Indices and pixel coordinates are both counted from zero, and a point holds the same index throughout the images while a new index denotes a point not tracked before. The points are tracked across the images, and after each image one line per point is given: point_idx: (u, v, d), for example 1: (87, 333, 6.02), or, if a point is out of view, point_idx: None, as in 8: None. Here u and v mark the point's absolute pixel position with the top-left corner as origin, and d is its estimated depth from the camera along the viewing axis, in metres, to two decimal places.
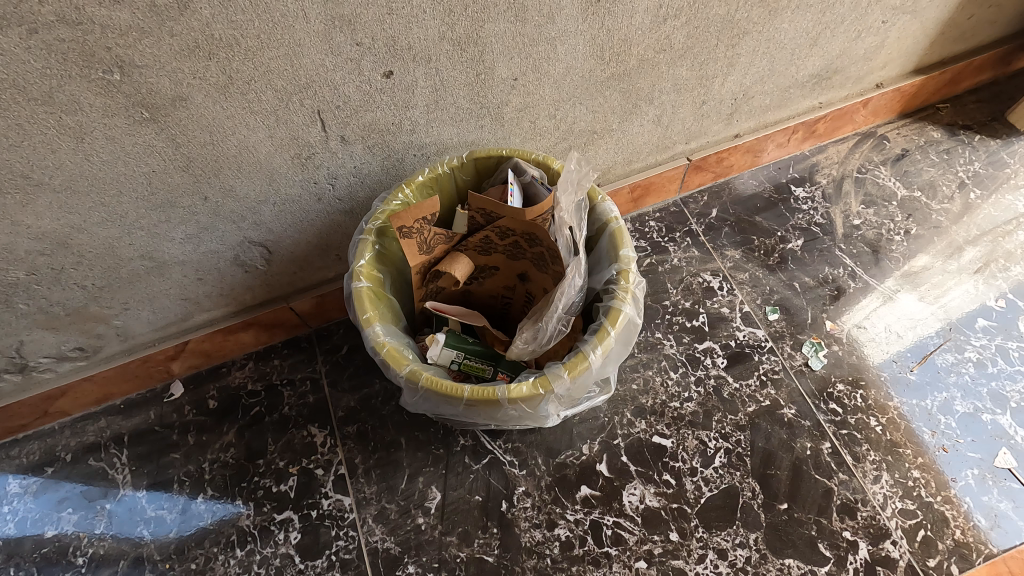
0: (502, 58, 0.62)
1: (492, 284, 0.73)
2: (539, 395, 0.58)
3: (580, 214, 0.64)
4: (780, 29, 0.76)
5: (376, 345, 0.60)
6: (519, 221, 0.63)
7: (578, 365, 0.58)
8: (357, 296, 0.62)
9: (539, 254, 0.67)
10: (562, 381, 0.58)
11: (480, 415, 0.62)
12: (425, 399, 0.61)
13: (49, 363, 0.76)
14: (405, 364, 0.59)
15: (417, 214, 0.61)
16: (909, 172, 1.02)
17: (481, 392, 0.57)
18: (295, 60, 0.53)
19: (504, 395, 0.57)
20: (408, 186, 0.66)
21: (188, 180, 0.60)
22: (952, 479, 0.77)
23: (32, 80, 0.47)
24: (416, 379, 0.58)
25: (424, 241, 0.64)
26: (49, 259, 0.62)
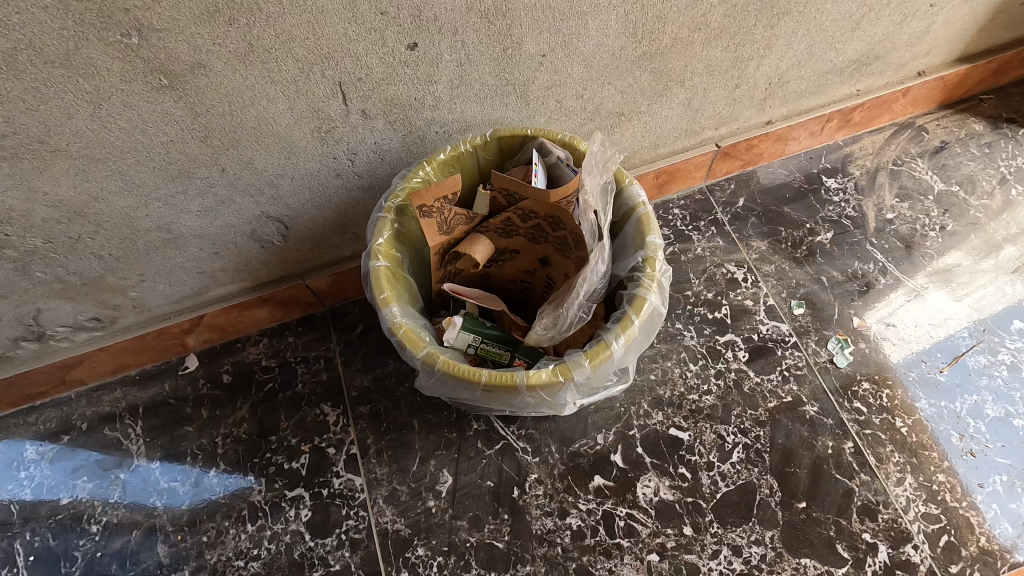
0: (531, 32, 0.60)
1: (512, 267, 0.72)
2: (558, 383, 0.56)
3: (606, 198, 0.62)
4: (824, 9, 0.73)
5: (392, 326, 0.59)
6: (542, 203, 0.61)
7: (600, 353, 0.56)
8: (375, 275, 0.61)
9: (562, 238, 0.65)
10: (583, 369, 0.56)
11: (496, 401, 0.61)
12: (440, 382, 0.60)
13: (65, 332, 0.76)
14: (422, 346, 0.58)
15: (438, 193, 0.59)
16: (947, 165, 0.98)
17: (499, 377, 0.56)
18: (317, 29, 0.51)
19: (522, 381, 0.56)
20: (429, 164, 0.64)
21: (206, 150, 0.59)
22: (978, 484, 0.75)
23: (49, 42, 0.45)
24: (433, 362, 0.57)
25: (444, 221, 0.62)
26: (66, 227, 0.62)
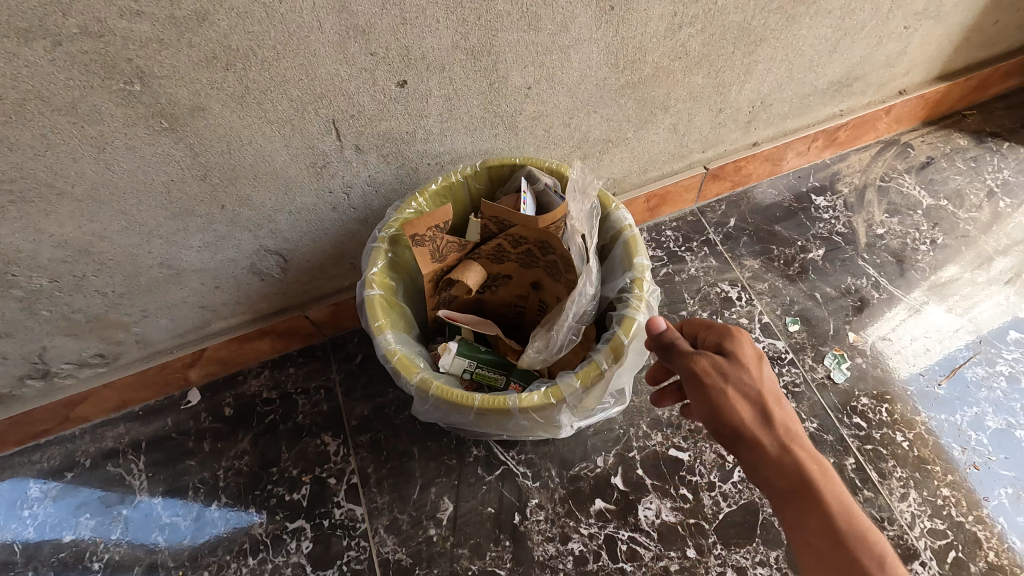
0: (516, 67, 0.62)
1: (505, 292, 0.73)
2: (549, 405, 0.57)
3: (592, 222, 0.63)
4: (800, 34, 0.75)
5: (386, 353, 0.59)
6: (531, 229, 0.63)
7: (590, 375, 0.57)
8: (369, 303, 0.62)
9: (552, 263, 0.66)
10: (574, 390, 0.57)
11: (492, 425, 0.62)
12: (435, 408, 0.61)
13: (70, 369, 0.77)
14: (416, 373, 0.58)
15: (429, 223, 0.61)
16: (935, 180, 0.99)
17: (492, 401, 0.56)
18: (310, 71, 0.54)
19: (514, 404, 0.56)
20: (421, 195, 0.66)
21: (206, 188, 0.61)
22: (984, 497, 0.74)
23: (55, 91, 0.48)
24: (426, 388, 0.58)
25: (436, 249, 0.64)
26: (71, 266, 0.63)
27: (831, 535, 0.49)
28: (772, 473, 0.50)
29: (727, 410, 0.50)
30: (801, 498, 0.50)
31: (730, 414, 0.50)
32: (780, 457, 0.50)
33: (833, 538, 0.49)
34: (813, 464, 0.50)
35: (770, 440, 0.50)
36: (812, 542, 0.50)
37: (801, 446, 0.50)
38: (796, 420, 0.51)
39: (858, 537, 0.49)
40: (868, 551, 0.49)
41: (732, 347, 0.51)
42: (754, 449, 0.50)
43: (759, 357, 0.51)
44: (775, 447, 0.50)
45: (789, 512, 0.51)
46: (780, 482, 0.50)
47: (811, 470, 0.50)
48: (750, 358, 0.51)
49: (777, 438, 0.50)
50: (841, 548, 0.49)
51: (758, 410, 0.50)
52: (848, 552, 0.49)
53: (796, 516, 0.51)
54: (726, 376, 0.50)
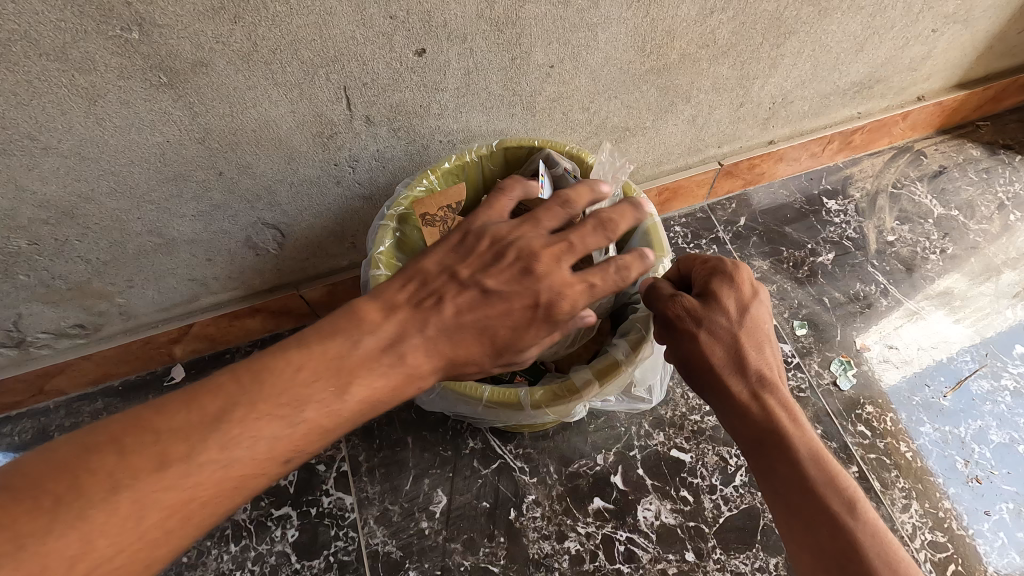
0: (540, 43, 0.59)
1: None
2: (564, 403, 0.55)
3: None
4: (829, 30, 0.73)
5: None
6: None
7: (608, 372, 0.55)
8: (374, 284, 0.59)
9: None
10: (591, 388, 0.54)
11: (500, 418, 0.60)
12: (441, 398, 0.59)
13: (47, 339, 0.73)
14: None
15: (440, 202, 0.63)
16: (947, 190, 0.98)
17: (503, 395, 0.54)
18: (324, 31, 0.50)
19: (527, 400, 0.54)
20: (433, 173, 0.64)
21: (204, 152, 0.57)
22: (984, 511, 0.73)
23: (45, 34, 0.44)
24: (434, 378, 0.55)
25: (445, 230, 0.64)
26: (53, 229, 0.59)
27: (801, 486, 0.46)
28: (738, 419, 0.49)
29: (698, 349, 0.50)
30: (768, 451, 0.48)
31: (702, 353, 0.49)
32: (749, 404, 0.49)
33: (802, 489, 0.46)
34: (786, 413, 0.48)
35: (741, 387, 0.49)
36: (779, 496, 0.47)
37: (773, 395, 0.49)
38: (774, 371, 0.50)
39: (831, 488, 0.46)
40: (839, 499, 0.45)
41: (715, 284, 0.50)
42: (722, 394, 0.50)
43: (751, 296, 0.50)
44: (746, 393, 0.49)
45: (757, 463, 0.49)
46: (747, 430, 0.49)
47: (780, 420, 0.48)
48: (734, 301, 0.50)
49: (749, 385, 0.49)
50: (811, 498, 0.46)
51: (732, 353, 0.49)
52: (815, 503, 0.45)
53: (762, 466, 0.48)
54: (699, 314, 0.50)
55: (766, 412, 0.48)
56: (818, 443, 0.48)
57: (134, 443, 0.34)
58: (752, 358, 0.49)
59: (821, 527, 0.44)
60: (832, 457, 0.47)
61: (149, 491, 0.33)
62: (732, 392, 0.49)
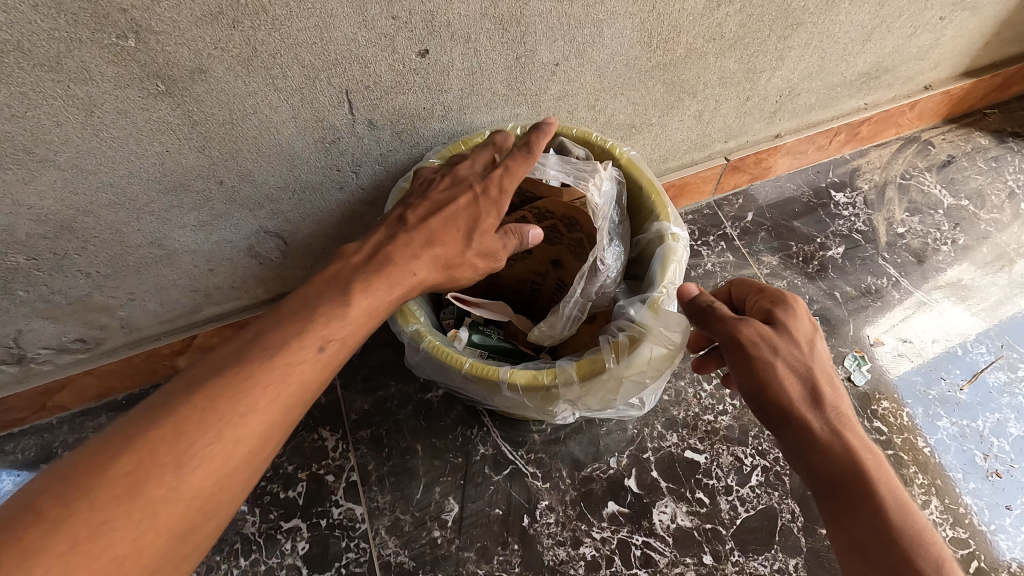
0: (545, 40, 0.58)
1: (524, 268, 0.70)
2: (537, 387, 0.54)
3: (611, 203, 0.61)
4: (837, 20, 0.72)
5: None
6: (559, 203, 0.63)
7: (592, 370, 0.54)
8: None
9: (578, 241, 0.65)
10: (571, 380, 0.54)
11: (477, 396, 0.60)
12: (425, 366, 0.59)
13: (48, 355, 0.71)
14: (416, 324, 0.58)
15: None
16: (956, 180, 0.97)
17: (480, 368, 0.55)
18: (325, 33, 0.49)
19: (503, 376, 0.54)
20: (465, 146, 0.63)
21: (204, 161, 0.56)
22: (1006, 506, 0.72)
23: (38, 44, 0.42)
24: (418, 341, 0.57)
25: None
26: (51, 242, 0.58)
27: (880, 529, 0.45)
28: (815, 456, 0.47)
29: (775, 379, 0.47)
30: (849, 493, 0.47)
31: (779, 388, 0.47)
32: (830, 441, 0.47)
33: (882, 533, 0.45)
34: (864, 450, 0.47)
35: (819, 421, 0.47)
36: (853, 538, 0.46)
37: (851, 434, 0.48)
38: (846, 407, 0.49)
39: (917, 541, 0.44)
40: (916, 540, 0.44)
41: (782, 314, 0.49)
42: (799, 429, 0.48)
43: (811, 329, 0.49)
44: (825, 431, 0.47)
45: (829, 502, 0.48)
46: (826, 468, 0.47)
47: (864, 459, 0.47)
48: (803, 331, 0.49)
49: (826, 421, 0.47)
50: (892, 543, 0.44)
51: (807, 384, 0.48)
52: (895, 547, 0.44)
53: (842, 510, 0.47)
54: (778, 345, 0.48)
55: (847, 450, 0.47)
56: (894, 484, 0.47)
57: (214, 396, 0.41)
58: (827, 395, 0.48)
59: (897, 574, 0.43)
60: (908, 498, 0.47)
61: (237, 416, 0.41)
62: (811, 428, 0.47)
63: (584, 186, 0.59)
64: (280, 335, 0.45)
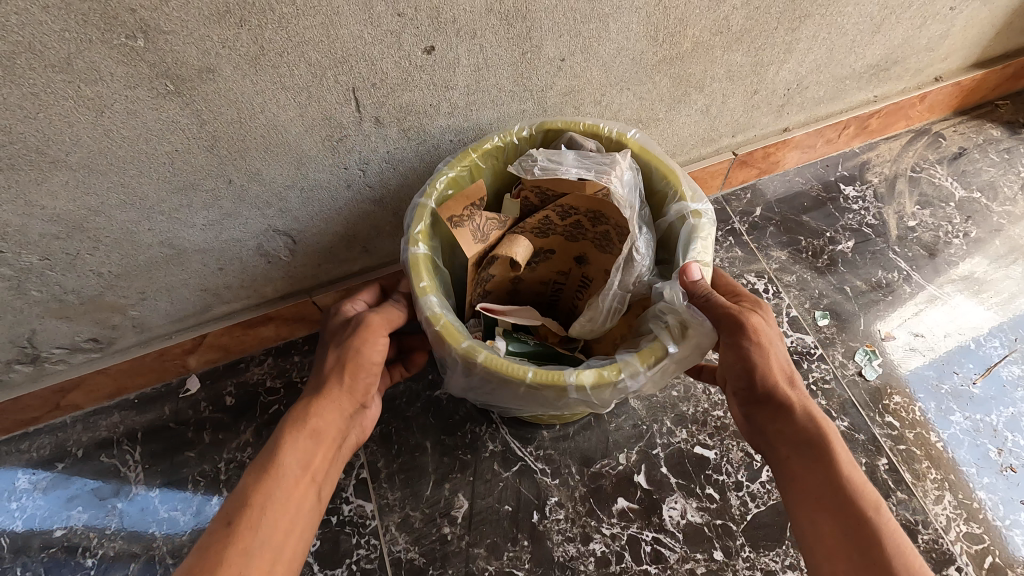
0: (551, 35, 0.58)
1: (546, 268, 0.71)
2: (606, 386, 0.52)
3: (633, 191, 0.59)
4: (845, 12, 0.71)
5: (432, 315, 0.54)
6: (582, 199, 0.60)
7: (657, 356, 0.53)
8: (413, 262, 0.57)
9: (602, 233, 0.64)
10: (638, 370, 0.52)
11: (534, 404, 0.56)
12: (475, 382, 0.56)
13: (61, 354, 0.72)
14: (464, 341, 0.54)
15: (465, 200, 0.59)
16: (967, 172, 0.96)
17: (547, 376, 0.52)
18: (332, 32, 0.49)
19: (572, 382, 0.51)
20: (474, 152, 0.61)
21: (213, 160, 0.56)
22: (1021, 501, 0.71)
23: (49, 45, 0.43)
24: (472, 358, 0.53)
25: (477, 230, 0.60)
26: (64, 243, 0.58)
27: (833, 487, 0.51)
28: (787, 427, 0.55)
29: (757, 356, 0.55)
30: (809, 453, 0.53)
31: (760, 364, 0.54)
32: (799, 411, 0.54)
33: (835, 492, 0.51)
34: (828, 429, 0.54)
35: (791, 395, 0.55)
36: (809, 497, 0.52)
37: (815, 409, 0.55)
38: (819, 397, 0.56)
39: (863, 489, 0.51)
40: (866, 499, 0.50)
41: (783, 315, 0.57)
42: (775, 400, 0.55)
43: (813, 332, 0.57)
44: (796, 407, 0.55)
45: (790, 466, 0.54)
46: (792, 433, 0.55)
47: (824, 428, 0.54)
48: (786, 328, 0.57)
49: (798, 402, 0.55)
50: (843, 502, 0.50)
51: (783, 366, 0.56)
52: (845, 502, 0.50)
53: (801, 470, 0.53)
54: (764, 329, 0.54)
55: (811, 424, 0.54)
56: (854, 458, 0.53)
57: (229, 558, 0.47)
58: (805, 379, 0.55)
59: (843, 526, 0.50)
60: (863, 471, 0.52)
61: (240, 532, 0.48)
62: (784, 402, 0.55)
63: (605, 179, 0.56)
64: (252, 471, 0.52)
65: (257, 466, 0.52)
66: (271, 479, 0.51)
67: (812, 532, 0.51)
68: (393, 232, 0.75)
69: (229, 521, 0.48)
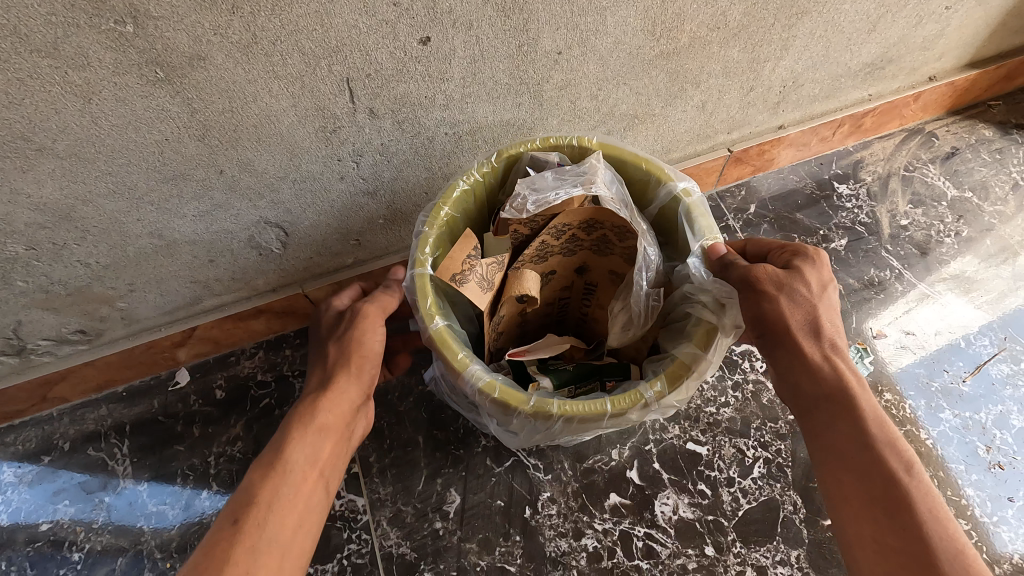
0: (548, 28, 0.57)
1: (549, 290, 0.70)
2: (684, 385, 0.53)
3: (619, 187, 0.60)
4: (841, 10, 0.71)
5: (485, 386, 0.53)
6: (578, 218, 0.60)
7: (709, 338, 0.53)
8: (438, 338, 0.54)
9: (599, 241, 0.64)
10: (700, 356, 0.53)
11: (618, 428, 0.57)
12: (558, 429, 0.55)
13: (48, 346, 0.71)
14: (528, 399, 0.52)
15: (460, 254, 0.58)
16: (960, 172, 0.97)
17: (626, 400, 0.52)
18: (325, 20, 0.48)
19: (651, 397, 0.52)
20: (447, 203, 0.59)
21: (204, 150, 0.55)
22: (1008, 498, 0.72)
23: (35, 29, 0.42)
24: (545, 410, 0.52)
25: (482, 279, 0.59)
26: (50, 232, 0.57)
27: (863, 443, 0.51)
28: (808, 381, 0.54)
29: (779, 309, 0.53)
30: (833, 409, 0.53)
31: (779, 317, 0.53)
32: (822, 364, 0.53)
33: (865, 447, 0.51)
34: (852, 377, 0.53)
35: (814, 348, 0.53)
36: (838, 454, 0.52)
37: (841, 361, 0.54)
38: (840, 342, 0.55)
39: (891, 446, 0.51)
40: (896, 457, 0.50)
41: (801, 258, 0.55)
42: (798, 353, 0.53)
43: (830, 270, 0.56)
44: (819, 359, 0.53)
45: (816, 420, 0.54)
46: (815, 389, 0.53)
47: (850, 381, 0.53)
48: (817, 276, 0.55)
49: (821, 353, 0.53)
50: (872, 454, 0.51)
51: (809, 318, 0.53)
52: (874, 462, 0.50)
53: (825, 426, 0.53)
54: (782, 280, 0.53)
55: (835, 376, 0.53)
56: (877, 408, 0.52)
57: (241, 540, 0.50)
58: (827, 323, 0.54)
59: (877, 484, 0.50)
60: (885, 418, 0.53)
61: (247, 529, 0.50)
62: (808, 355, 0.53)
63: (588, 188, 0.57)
64: (259, 470, 0.54)
65: (264, 462, 0.55)
66: (277, 476, 0.54)
67: (836, 488, 0.52)
68: (386, 226, 0.75)
69: (237, 519, 0.51)
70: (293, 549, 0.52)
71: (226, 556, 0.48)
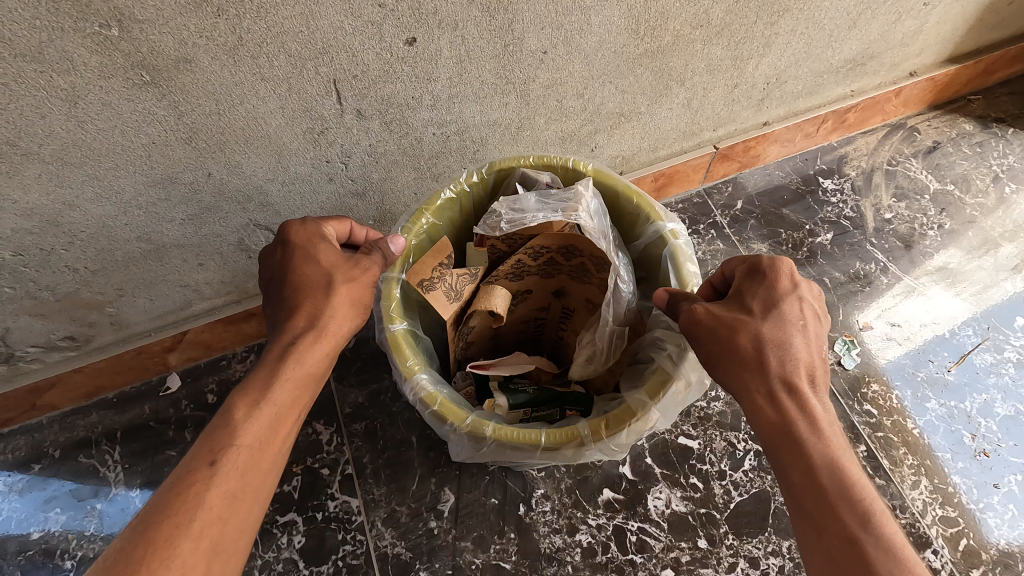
0: (533, 28, 0.58)
1: (525, 308, 0.70)
2: (624, 430, 0.53)
3: (603, 218, 0.59)
4: (822, 7, 0.72)
5: (427, 397, 0.55)
6: (553, 236, 0.61)
7: (661, 388, 0.54)
8: (393, 342, 0.56)
9: (579, 265, 0.64)
10: (648, 406, 0.53)
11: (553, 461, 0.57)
12: (492, 452, 0.57)
13: (37, 353, 0.71)
14: (465, 416, 0.54)
15: (432, 262, 0.59)
16: (942, 165, 0.98)
17: (559, 435, 0.53)
18: (311, 22, 0.49)
19: (587, 435, 0.53)
20: (429, 212, 0.61)
21: (191, 153, 0.55)
22: (994, 484, 0.73)
23: (20, 33, 0.42)
24: (480, 431, 0.54)
25: (450, 289, 0.60)
26: (38, 238, 0.57)
27: (819, 497, 0.45)
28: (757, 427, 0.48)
29: (713, 343, 0.49)
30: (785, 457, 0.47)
31: (715, 350, 0.49)
32: (765, 408, 0.48)
33: (817, 499, 0.45)
34: (804, 421, 0.47)
35: (757, 387, 0.48)
36: (795, 507, 0.46)
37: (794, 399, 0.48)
38: (797, 376, 0.48)
39: (847, 501, 0.44)
40: (854, 516, 0.43)
41: (747, 278, 0.51)
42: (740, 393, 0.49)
43: (788, 290, 0.50)
44: (764, 401, 0.48)
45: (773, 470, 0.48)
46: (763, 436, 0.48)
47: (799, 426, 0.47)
48: (761, 297, 0.50)
49: (768, 391, 0.48)
50: (827, 512, 0.44)
51: (752, 349, 0.48)
52: (831, 519, 0.44)
53: (779, 477, 0.47)
54: (714, 309, 0.50)
55: (781, 416, 0.47)
56: (837, 454, 0.46)
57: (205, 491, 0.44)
58: (771, 356, 0.48)
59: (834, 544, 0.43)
60: (848, 464, 0.46)
61: (226, 472, 0.45)
62: (749, 393, 0.48)
63: (572, 214, 0.56)
64: (235, 407, 0.48)
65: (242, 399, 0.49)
66: (260, 419, 0.48)
67: (803, 549, 0.46)
68: (376, 227, 0.75)
69: (213, 459, 0.45)
70: (263, 495, 0.48)
71: (200, 501, 0.43)
